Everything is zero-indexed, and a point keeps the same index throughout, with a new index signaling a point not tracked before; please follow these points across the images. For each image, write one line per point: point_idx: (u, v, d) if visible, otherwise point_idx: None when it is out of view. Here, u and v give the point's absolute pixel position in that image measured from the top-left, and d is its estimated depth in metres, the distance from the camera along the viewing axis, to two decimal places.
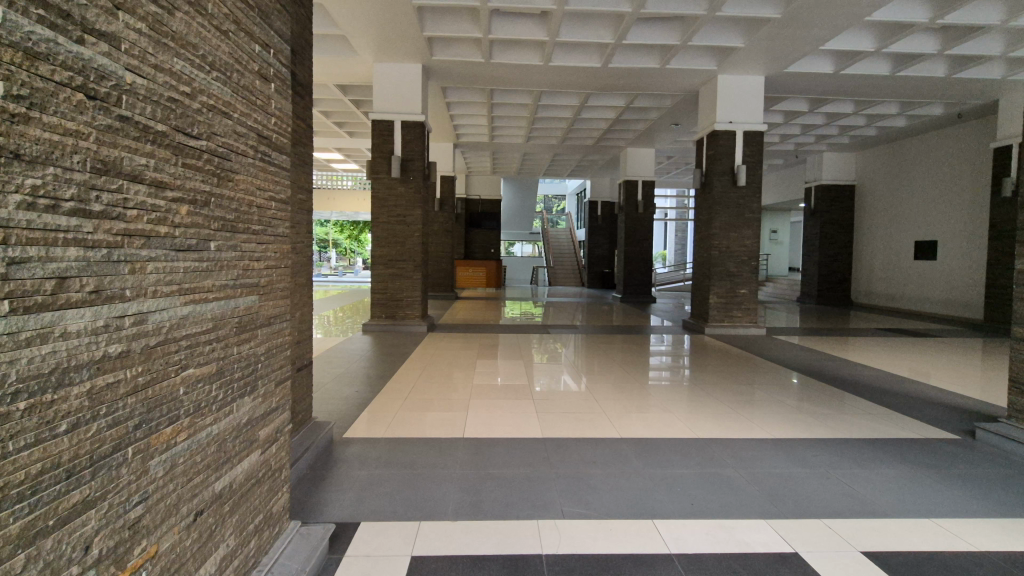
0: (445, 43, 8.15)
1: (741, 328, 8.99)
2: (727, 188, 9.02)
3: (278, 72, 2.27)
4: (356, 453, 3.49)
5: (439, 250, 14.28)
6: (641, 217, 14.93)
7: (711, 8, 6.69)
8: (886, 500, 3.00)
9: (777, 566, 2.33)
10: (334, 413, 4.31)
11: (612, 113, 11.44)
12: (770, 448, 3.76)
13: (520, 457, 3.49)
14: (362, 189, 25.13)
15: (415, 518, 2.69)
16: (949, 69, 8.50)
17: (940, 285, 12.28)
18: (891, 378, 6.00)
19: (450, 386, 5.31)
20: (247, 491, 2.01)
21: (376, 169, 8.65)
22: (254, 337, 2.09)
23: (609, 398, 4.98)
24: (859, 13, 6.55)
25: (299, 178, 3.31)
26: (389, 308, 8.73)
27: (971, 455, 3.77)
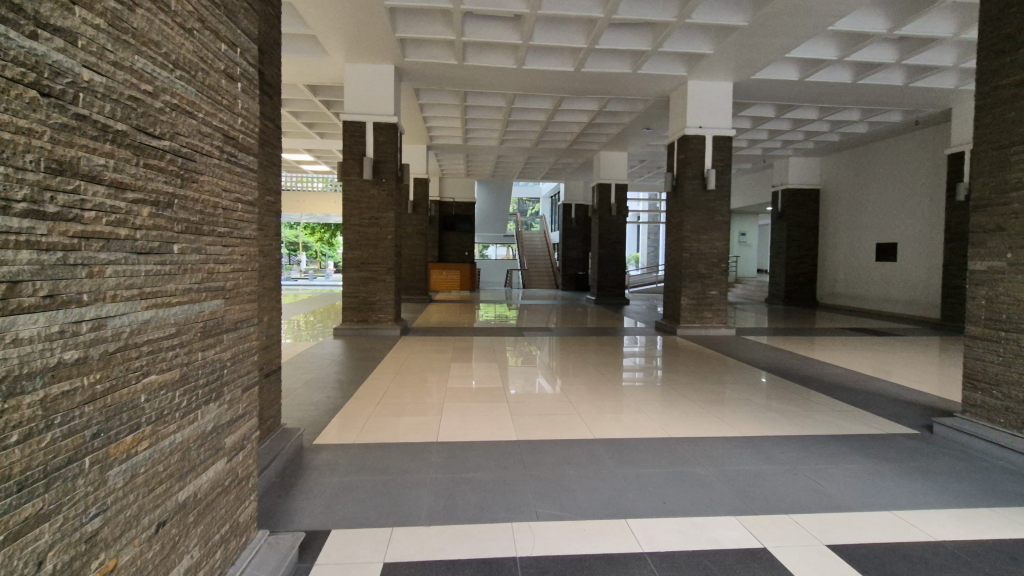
0: (417, 44, 8.10)
1: (712, 329, 9.17)
2: (698, 191, 9.19)
3: (244, 72, 2.22)
4: (328, 460, 3.43)
5: (413, 253, 14.17)
6: (614, 219, 15.10)
7: (681, 14, 6.82)
8: (850, 494, 3.10)
9: (747, 562, 2.37)
10: (304, 419, 4.23)
11: (585, 116, 11.55)
12: (739, 446, 3.84)
13: (493, 460, 3.48)
14: (334, 191, 24.74)
15: (387, 523, 2.66)
16: (907, 78, 8.85)
17: (900, 286, 12.78)
18: (855, 376, 6.19)
19: (424, 390, 5.26)
20: (213, 501, 1.96)
21: (347, 171, 8.53)
22: (220, 342, 2.04)
23: (584, 400, 5.02)
24: (821, 23, 6.78)
25: (268, 179, 3.25)
26: (361, 312, 8.63)
27: (929, 449, 3.91)
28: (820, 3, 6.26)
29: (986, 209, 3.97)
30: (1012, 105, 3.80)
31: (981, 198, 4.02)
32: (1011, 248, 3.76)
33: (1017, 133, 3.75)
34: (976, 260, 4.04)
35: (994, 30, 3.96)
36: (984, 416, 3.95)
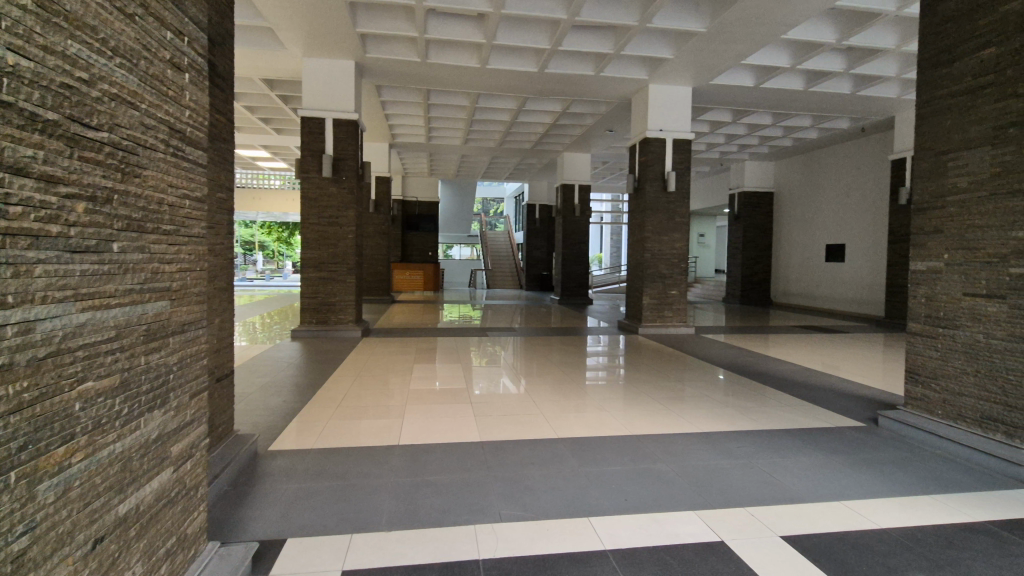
0: (379, 40, 7.96)
1: (672, 328, 9.36)
2: (658, 193, 9.37)
3: (192, 62, 2.11)
4: (284, 466, 3.31)
5: (375, 253, 13.93)
6: (578, 220, 15.24)
7: (642, 19, 6.93)
8: (802, 485, 3.21)
9: (705, 555, 2.42)
10: (258, 425, 4.08)
11: (548, 117, 11.62)
12: (697, 442, 3.93)
13: (456, 462, 3.43)
14: (292, 189, 24.03)
15: (347, 530, 2.59)
16: (854, 87, 9.28)
17: (848, 285, 13.40)
18: (806, 372, 6.43)
19: (386, 392, 5.17)
20: (158, 513, 1.85)
21: (306, 169, 8.30)
22: (166, 345, 1.93)
23: (547, 399, 5.04)
24: (775, 31, 7.02)
25: (218, 175, 3.11)
26: (321, 313, 8.42)
27: (874, 440, 4.10)
28: (774, 12, 6.48)
29: (925, 212, 4.20)
30: (949, 114, 4.03)
31: (921, 202, 4.25)
32: (948, 250, 3.99)
33: (953, 141, 3.98)
34: (916, 261, 4.26)
35: (931, 44, 4.19)
36: (924, 408, 4.17)
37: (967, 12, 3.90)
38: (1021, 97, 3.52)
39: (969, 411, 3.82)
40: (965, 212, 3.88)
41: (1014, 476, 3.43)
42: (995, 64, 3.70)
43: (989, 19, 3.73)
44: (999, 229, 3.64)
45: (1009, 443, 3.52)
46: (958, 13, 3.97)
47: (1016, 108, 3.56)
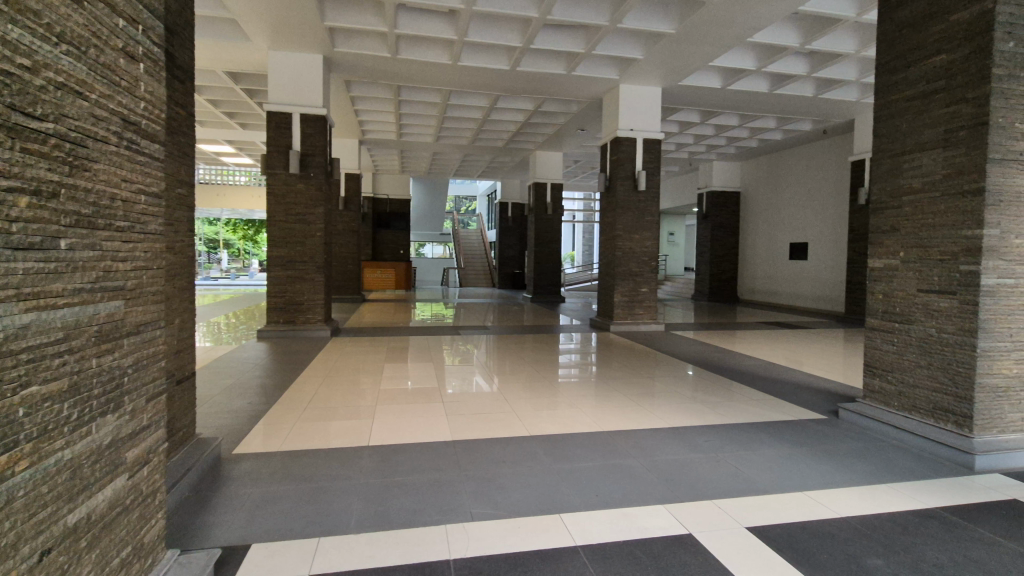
0: (348, 34, 7.83)
1: (642, 325, 9.49)
2: (629, 192, 9.48)
3: (148, 51, 2.01)
4: (248, 470, 3.22)
5: (345, 251, 13.69)
6: (550, 218, 15.30)
7: (613, 19, 6.98)
8: (766, 477, 3.30)
9: (674, 548, 2.46)
10: (222, 428, 3.96)
11: (520, 115, 11.62)
12: (666, 437, 3.98)
13: (427, 463, 3.40)
14: (258, 186, 23.40)
15: (314, 534, 2.53)
16: (816, 90, 9.56)
17: (811, 283, 13.84)
18: (771, 367, 6.60)
19: (356, 392, 5.09)
20: (111, 522, 1.77)
21: (271, 165, 8.09)
22: (119, 347, 1.85)
23: (519, 397, 5.04)
24: (742, 34, 7.18)
25: (177, 170, 3.01)
26: (289, 313, 8.25)
27: (835, 432, 4.23)
28: (740, 15, 6.62)
29: (882, 212, 4.35)
30: (905, 117, 4.19)
31: (879, 202, 4.40)
32: (903, 248, 4.14)
33: (909, 143, 4.12)
34: (874, 258, 4.41)
35: (888, 50, 4.35)
36: (882, 400, 4.32)
37: (921, 19, 4.05)
38: (971, 102, 3.68)
39: (922, 402, 3.97)
40: (919, 211, 4.03)
41: (964, 464, 3.58)
42: (946, 69, 3.85)
43: (941, 26, 3.88)
44: (950, 228, 3.80)
45: (959, 433, 3.68)
46: (913, 20, 4.12)
47: (966, 112, 3.71)
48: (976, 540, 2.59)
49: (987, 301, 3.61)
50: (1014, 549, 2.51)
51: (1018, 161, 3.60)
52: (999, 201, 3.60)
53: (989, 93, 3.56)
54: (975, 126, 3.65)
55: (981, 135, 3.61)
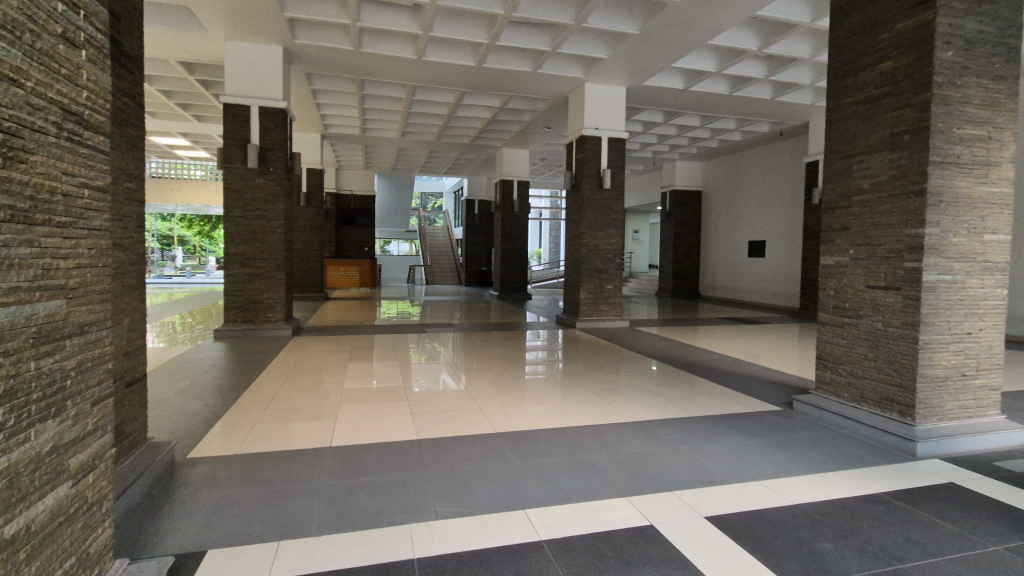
0: (309, 26, 7.65)
1: (607, 321, 9.64)
2: (595, 190, 9.58)
3: (91, 38, 1.90)
4: (204, 475, 3.12)
5: (307, 249, 13.38)
6: (517, 215, 15.32)
7: (578, 18, 7.03)
8: (724, 468, 3.40)
9: (636, 540, 2.51)
10: (176, 431, 3.82)
11: (486, 112, 11.59)
12: (630, 431, 4.05)
13: (391, 462, 3.36)
14: (214, 180, 22.56)
15: (273, 538, 2.47)
16: (773, 93, 9.89)
17: (768, 279, 14.32)
18: (731, 361, 6.80)
19: (319, 393, 4.99)
20: (53, 533, 1.69)
21: (229, 159, 7.82)
22: (60, 349, 1.75)
23: (486, 395, 5.04)
24: (704, 36, 7.35)
25: (126, 163, 2.88)
26: (248, 311, 8.01)
27: (790, 423, 4.40)
28: (701, 18, 6.77)
29: (834, 211, 4.53)
30: (854, 120, 4.37)
31: (831, 201, 4.58)
32: (853, 246, 4.33)
33: (858, 145, 4.31)
34: (827, 256, 4.59)
35: (839, 55, 4.52)
36: (833, 391, 4.51)
37: (870, 27, 4.22)
38: (914, 107, 3.87)
39: (870, 393, 4.17)
40: (868, 211, 4.22)
41: (907, 451, 3.78)
42: (893, 75, 4.04)
43: (889, 34, 4.06)
44: (896, 227, 3.99)
45: (903, 421, 3.87)
46: (862, 27, 4.29)
47: (910, 117, 3.90)
48: (917, 522, 2.75)
49: (929, 296, 3.81)
50: (951, 530, 2.66)
51: (956, 164, 3.82)
52: (939, 201, 3.80)
53: (930, 99, 3.75)
54: (918, 131, 3.84)
55: (923, 139, 3.80)
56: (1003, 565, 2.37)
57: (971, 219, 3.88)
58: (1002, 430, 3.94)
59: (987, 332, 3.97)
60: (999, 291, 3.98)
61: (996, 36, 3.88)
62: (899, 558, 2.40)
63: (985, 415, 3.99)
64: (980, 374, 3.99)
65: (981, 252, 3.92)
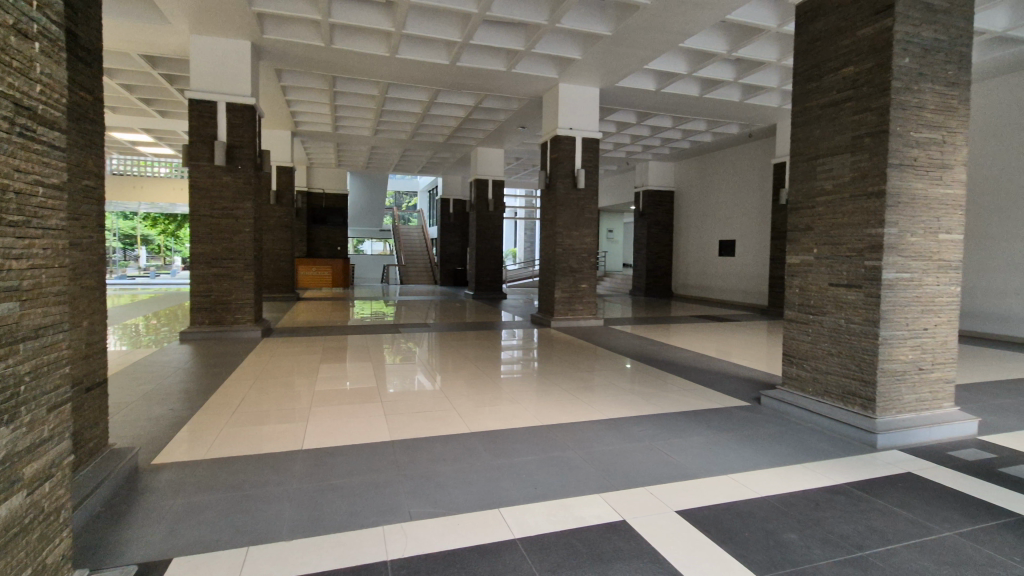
0: (278, 21, 7.51)
1: (582, 320, 9.72)
2: (569, 190, 9.65)
3: (45, 30, 1.82)
4: (169, 481, 3.03)
5: (277, 248, 13.10)
6: (492, 215, 15.31)
7: (552, 18, 7.07)
8: (695, 463, 3.47)
9: (609, 535, 2.54)
10: (138, 437, 3.71)
11: (461, 111, 11.55)
12: (604, 429, 4.10)
13: (364, 464, 3.33)
14: (179, 178, 21.92)
15: (241, 543, 2.42)
16: (742, 95, 10.11)
17: (738, 278, 14.65)
18: (702, 358, 6.93)
19: (290, 395, 4.89)
20: (6, 545, 1.62)
21: (195, 156, 7.61)
22: (12, 354, 1.68)
23: (460, 394, 5.03)
24: (675, 39, 7.47)
25: (85, 160, 2.78)
26: (215, 313, 7.81)
27: (758, 418, 4.51)
28: (671, 21, 6.90)
29: (799, 211, 4.66)
30: (819, 123, 4.50)
31: (796, 202, 4.71)
32: (817, 245, 4.46)
33: (822, 148, 4.45)
34: (792, 255, 4.73)
35: (804, 60, 4.65)
36: (799, 386, 4.65)
37: (833, 33, 4.36)
38: (874, 111, 4.01)
39: (834, 387, 4.30)
40: (832, 211, 4.35)
41: (868, 443, 3.92)
42: (854, 80, 4.17)
43: (851, 40, 4.20)
44: (857, 227, 4.13)
45: (865, 414, 4.01)
46: (826, 33, 4.43)
47: (871, 120, 4.04)
48: (876, 511, 2.85)
49: (888, 294, 3.95)
50: (908, 517, 2.78)
51: (913, 166, 3.98)
52: (897, 202, 3.95)
53: (889, 103, 3.89)
54: (878, 134, 3.98)
55: (882, 142, 3.94)
56: (956, 550, 2.48)
57: (927, 219, 4.04)
58: (956, 421, 4.12)
59: (942, 328, 4.14)
60: (953, 288, 4.16)
61: (949, 45, 4.05)
62: (860, 546, 2.49)
63: (940, 408, 4.17)
64: (936, 368, 4.16)
65: (936, 251, 4.08)
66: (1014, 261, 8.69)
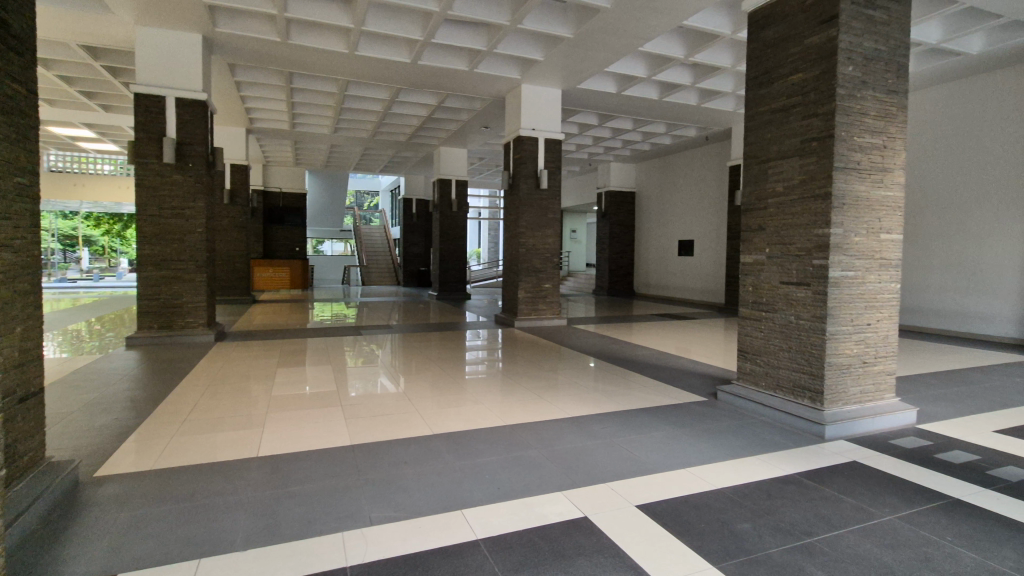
0: (231, 14, 7.27)
1: (545, 320, 9.78)
2: (532, 190, 9.70)
3: None
4: (114, 494, 2.89)
5: (231, 249, 12.64)
6: (455, 215, 15.23)
7: (514, 19, 7.09)
8: (655, 458, 3.54)
9: (570, 532, 2.57)
10: (79, 449, 3.51)
11: (423, 109, 11.45)
12: (566, 427, 4.14)
13: (324, 469, 3.26)
14: (124, 175, 20.89)
15: (192, 555, 2.33)
16: (699, 100, 10.41)
17: (697, 277, 15.06)
18: (662, 356, 7.10)
19: (245, 401, 4.74)
20: None
21: (142, 153, 7.29)
22: None
23: (423, 396, 4.99)
24: (635, 43, 7.61)
25: (16, 156, 2.61)
26: (164, 316, 7.48)
27: (715, 413, 4.65)
28: (631, 25, 7.02)
29: (752, 212, 4.83)
30: (769, 127, 4.67)
31: (748, 204, 4.87)
32: (768, 245, 4.64)
33: (773, 151, 4.62)
34: (746, 254, 4.90)
35: (756, 66, 4.82)
36: (753, 381, 4.82)
37: (782, 41, 4.54)
38: (821, 117, 4.19)
39: (785, 381, 4.48)
40: (782, 212, 4.53)
41: (817, 434, 4.09)
42: (802, 87, 4.35)
43: (799, 48, 4.38)
44: (806, 228, 4.31)
45: (813, 407, 4.19)
46: (776, 41, 4.61)
47: (817, 125, 4.22)
48: (824, 498, 2.99)
49: (835, 291, 4.14)
50: (853, 504, 2.92)
51: (856, 170, 4.18)
52: (842, 204, 4.14)
53: (835, 109, 4.08)
54: (824, 138, 4.16)
55: (828, 146, 4.13)
56: (896, 533, 2.62)
57: (869, 220, 4.26)
58: (897, 411, 4.35)
59: (883, 323, 4.37)
60: (893, 285, 4.39)
61: (888, 54, 4.27)
62: (809, 533, 2.60)
63: (882, 399, 4.40)
64: (878, 361, 4.38)
65: (878, 250, 4.30)
66: (949, 261, 9.25)
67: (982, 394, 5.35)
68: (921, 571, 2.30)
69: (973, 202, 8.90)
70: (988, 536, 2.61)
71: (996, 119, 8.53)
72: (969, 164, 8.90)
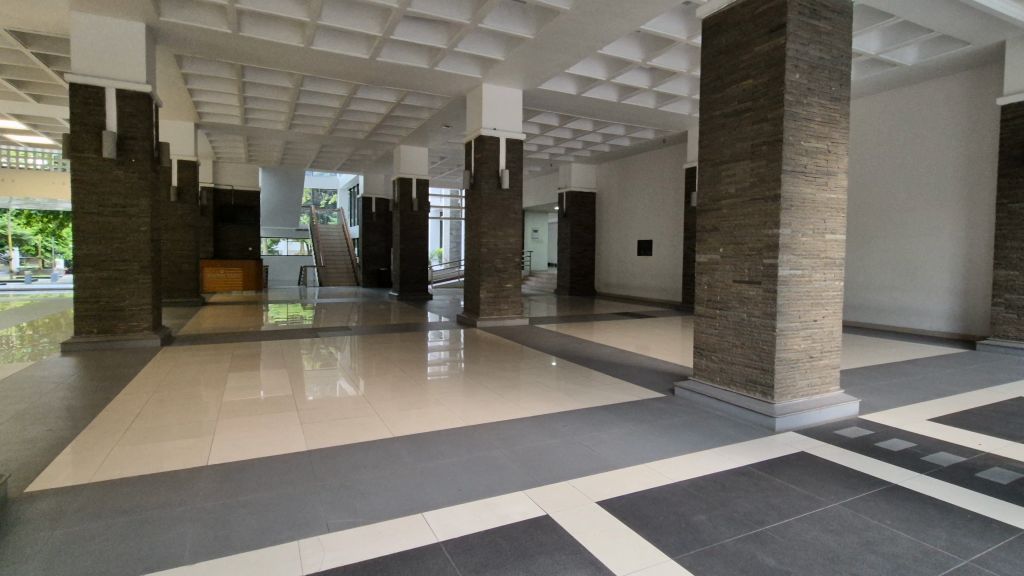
0: (179, 3, 6.95)
1: (507, 319, 9.80)
2: (493, 190, 9.69)
3: None
4: (48, 510, 2.71)
5: (179, 249, 12.09)
6: (416, 214, 15.05)
7: (474, 18, 7.07)
8: (615, 454, 3.60)
9: (532, 531, 2.58)
10: (8, 462, 3.28)
11: (382, 107, 11.26)
12: (528, 427, 4.15)
13: (279, 476, 3.16)
14: (59, 170, 19.70)
15: (135, 572, 2.21)
16: (656, 103, 10.64)
17: (656, 277, 15.40)
18: (623, 354, 7.22)
19: (195, 407, 4.54)
20: None
21: (80, 147, 6.87)
22: None
23: (383, 398, 4.91)
24: (594, 45, 7.70)
25: None
26: (105, 320, 7.08)
27: (673, 408, 4.77)
28: (590, 28, 7.11)
29: (706, 213, 4.97)
30: (722, 131, 4.82)
31: (703, 204, 5.02)
32: (723, 245, 4.79)
33: (726, 154, 4.77)
34: (701, 253, 5.05)
35: (710, 71, 4.96)
36: (708, 376, 4.96)
37: (734, 48, 4.70)
38: (770, 122, 4.36)
39: (738, 376, 4.63)
40: (734, 213, 4.68)
41: (768, 426, 4.26)
42: (752, 92, 4.52)
43: (749, 55, 4.54)
44: (757, 228, 4.47)
45: (765, 400, 4.34)
46: (728, 47, 4.76)
47: (767, 130, 4.38)
48: (775, 489, 3.10)
49: (784, 289, 4.31)
50: (802, 492, 3.05)
51: (803, 173, 4.37)
52: (790, 205, 4.32)
53: (783, 114, 4.25)
54: (773, 142, 4.33)
55: (777, 150, 4.29)
56: (841, 519, 2.75)
57: (815, 221, 4.46)
58: (841, 403, 4.58)
59: (829, 319, 4.58)
60: (838, 283, 4.61)
61: (831, 63, 4.48)
62: (760, 522, 2.70)
63: (828, 391, 4.61)
64: (824, 355, 4.60)
65: (823, 250, 4.51)
66: (889, 261, 9.77)
67: (917, 384, 5.69)
68: (864, 554, 2.42)
69: (910, 204, 9.42)
70: (924, 518, 2.78)
71: (934, 126, 9.02)
72: (908, 169, 9.39)
